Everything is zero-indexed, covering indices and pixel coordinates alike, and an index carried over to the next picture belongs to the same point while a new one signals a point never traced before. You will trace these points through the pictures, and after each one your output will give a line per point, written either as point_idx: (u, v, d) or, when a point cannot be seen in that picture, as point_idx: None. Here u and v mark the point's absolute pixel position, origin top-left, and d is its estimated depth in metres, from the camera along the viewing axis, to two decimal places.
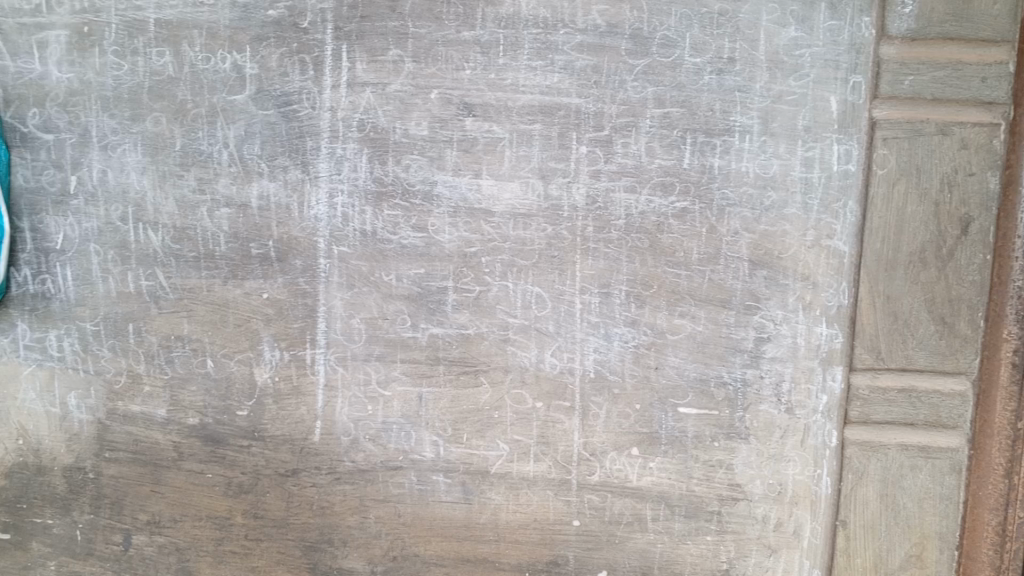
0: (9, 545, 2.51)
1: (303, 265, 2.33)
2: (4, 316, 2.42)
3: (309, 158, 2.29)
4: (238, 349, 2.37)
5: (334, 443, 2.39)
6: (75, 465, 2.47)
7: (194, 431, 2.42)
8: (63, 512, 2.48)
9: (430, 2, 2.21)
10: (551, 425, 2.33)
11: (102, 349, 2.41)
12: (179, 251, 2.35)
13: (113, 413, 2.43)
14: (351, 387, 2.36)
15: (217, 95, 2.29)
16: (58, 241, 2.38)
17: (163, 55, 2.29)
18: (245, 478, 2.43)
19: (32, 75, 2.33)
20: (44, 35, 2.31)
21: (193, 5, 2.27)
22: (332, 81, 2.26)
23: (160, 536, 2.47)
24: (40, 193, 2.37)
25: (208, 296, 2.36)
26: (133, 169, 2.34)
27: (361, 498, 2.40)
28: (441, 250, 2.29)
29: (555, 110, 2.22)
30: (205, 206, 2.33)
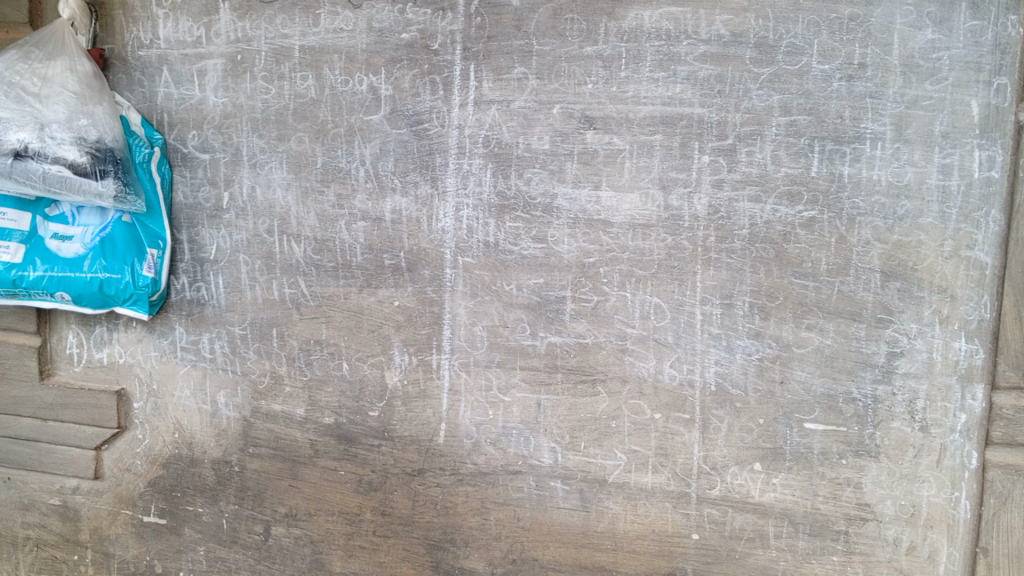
0: (165, 529, 2.76)
1: (430, 274, 2.44)
2: (165, 320, 2.67)
3: (437, 173, 2.40)
4: (370, 353, 2.51)
5: (457, 445, 2.48)
6: (223, 458, 2.68)
7: (329, 430, 2.57)
8: (212, 501, 2.71)
9: (554, 20, 2.27)
10: (670, 438, 2.32)
11: (248, 351, 2.61)
12: (318, 261, 2.52)
13: (258, 411, 2.63)
14: (473, 392, 2.45)
15: (354, 115, 2.45)
16: (212, 251, 2.61)
17: (307, 79, 2.47)
18: (375, 476, 2.56)
19: (192, 100, 2.57)
20: (203, 64, 2.54)
21: (334, 32, 2.43)
22: (460, 100, 2.36)
23: (297, 528, 2.64)
24: (197, 208, 2.61)
25: (344, 303, 2.51)
26: (279, 185, 2.53)
27: (482, 501, 2.47)
28: (560, 260, 2.34)
29: (677, 121, 2.22)
30: (343, 219, 2.49)
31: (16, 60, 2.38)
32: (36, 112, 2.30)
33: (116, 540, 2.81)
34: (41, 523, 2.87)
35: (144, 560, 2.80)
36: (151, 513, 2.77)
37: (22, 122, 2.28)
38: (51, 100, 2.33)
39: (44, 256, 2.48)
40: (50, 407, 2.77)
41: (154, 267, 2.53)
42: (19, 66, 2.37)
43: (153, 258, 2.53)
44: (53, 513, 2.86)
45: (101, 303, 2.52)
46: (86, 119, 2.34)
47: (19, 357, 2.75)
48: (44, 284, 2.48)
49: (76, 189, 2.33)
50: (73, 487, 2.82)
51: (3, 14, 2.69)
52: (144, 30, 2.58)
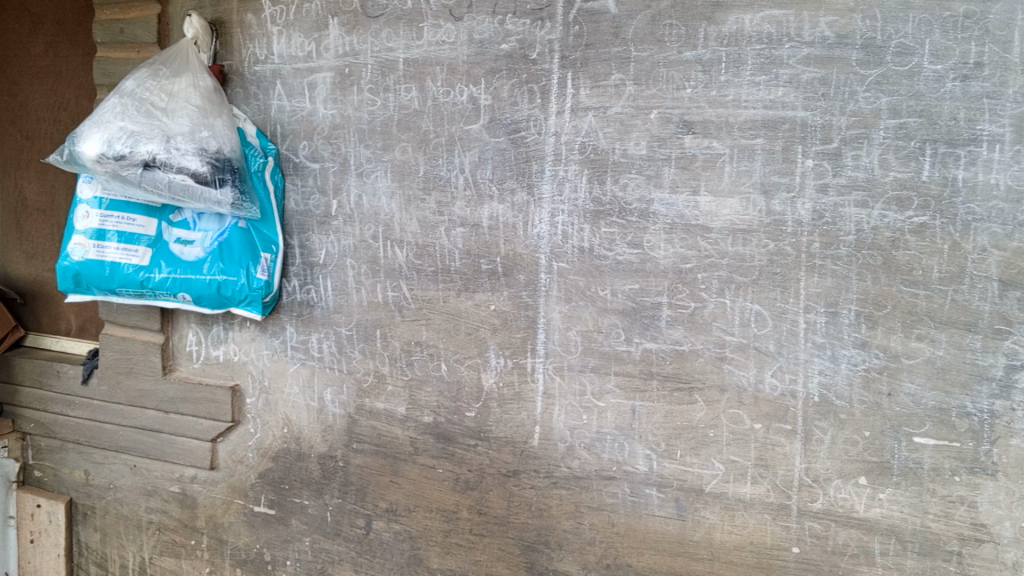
0: (274, 519, 2.92)
1: (526, 279, 2.48)
2: (277, 320, 2.83)
3: (534, 181, 2.44)
4: (468, 355, 2.58)
5: (551, 448, 2.51)
6: (328, 453, 2.81)
7: (428, 429, 2.66)
8: (317, 495, 2.84)
9: (652, 25, 2.27)
10: (770, 448, 2.28)
11: (353, 352, 2.73)
12: (420, 266, 2.61)
13: (361, 409, 2.74)
14: (568, 396, 2.47)
15: (455, 125, 2.52)
16: (321, 256, 2.74)
17: (410, 90, 2.56)
18: (471, 475, 2.62)
19: (303, 112, 2.72)
20: (314, 78, 2.69)
21: (436, 44, 2.52)
22: (557, 108, 2.40)
23: (396, 524, 2.73)
24: (307, 214, 2.75)
25: (443, 306, 2.59)
26: (384, 193, 2.63)
27: (576, 504, 2.49)
28: (657, 266, 2.33)
29: (779, 124, 2.18)
30: (443, 225, 2.56)
31: (146, 78, 2.58)
32: (163, 125, 2.47)
33: (229, 527, 3.00)
34: (162, 509, 3.11)
35: (254, 548, 2.96)
36: (262, 504, 2.93)
37: (150, 135, 2.45)
38: (176, 114, 2.51)
39: (169, 259, 2.67)
40: (171, 401, 2.99)
41: (268, 270, 2.68)
42: (149, 83, 2.57)
43: (266, 261, 2.68)
44: (173, 500, 3.08)
45: (219, 303, 2.69)
46: (207, 131, 2.51)
47: (145, 352, 3.01)
48: (168, 285, 2.66)
49: (198, 198, 2.49)
50: (191, 476, 3.03)
51: (135, 35, 2.92)
52: (261, 47, 2.76)
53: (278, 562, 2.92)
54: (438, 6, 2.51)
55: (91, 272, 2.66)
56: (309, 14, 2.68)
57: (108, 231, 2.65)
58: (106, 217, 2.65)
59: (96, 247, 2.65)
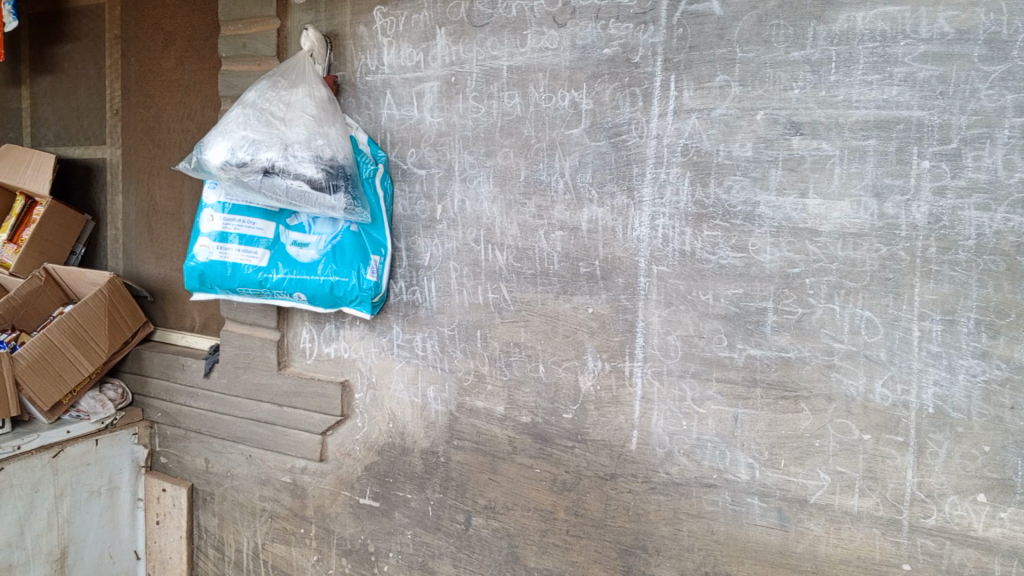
0: (378, 511, 3.04)
1: (625, 282, 2.49)
2: (384, 319, 2.95)
3: (635, 184, 2.45)
4: (566, 357, 2.61)
5: (649, 453, 2.50)
6: (430, 448, 2.90)
7: (526, 429, 2.70)
8: (420, 489, 2.94)
9: (759, 26, 2.24)
10: (880, 460, 2.19)
11: (455, 351, 2.81)
12: (520, 268, 2.66)
13: (462, 407, 2.82)
14: (667, 402, 2.46)
15: (556, 130, 2.56)
16: (425, 258, 2.84)
17: (513, 97, 2.62)
18: (569, 477, 2.64)
19: (411, 120, 2.83)
20: (422, 87, 2.80)
21: (539, 51, 2.57)
22: (659, 110, 2.40)
23: (495, 521, 2.79)
24: (414, 218, 2.86)
25: (542, 308, 2.64)
26: (486, 197, 2.71)
27: (674, 510, 2.48)
28: (762, 271, 2.29)
29: (892, 124, 2.10)
30: (543, 229, 2.61)
31: (267, 90, 2.76)
32: (282, 134, 2.63)
33: (336, 517, 3.14)
34: (275, 497, 3.29)
35: (359, 539, 3.09)
36: (367, 496, 3.06)
37: (270, 144, 2.60)
38: (294, 123, 2.66)
39: (286, 261, 2.83)
40: (285, 395, 3.16)
41: (376, 272, 2.80)
42: (269, 94, 2.74)
43: (375, 263, 2.81)
44: (285, 489, 3.26)
45: (331, 302, 2.83)
46: (322, 139, 2.65)
47: (262, 348, 3.21)
48: (285, 285, 2.82)
49: (313, 203, 2.61)
50: (302, 467, 3.20)
51: (256, 49, 3.11)
52: (372, 58, 2.90)
53: (382, 553, 3.04)
54: (542, 13, 2.56)
55: (214, 271, 2.85)
56: (417, 25, 2.79)
57: (230, 234, 2.83)
58: (229, 221, 2.84)
59: (219, 248, 2.84)
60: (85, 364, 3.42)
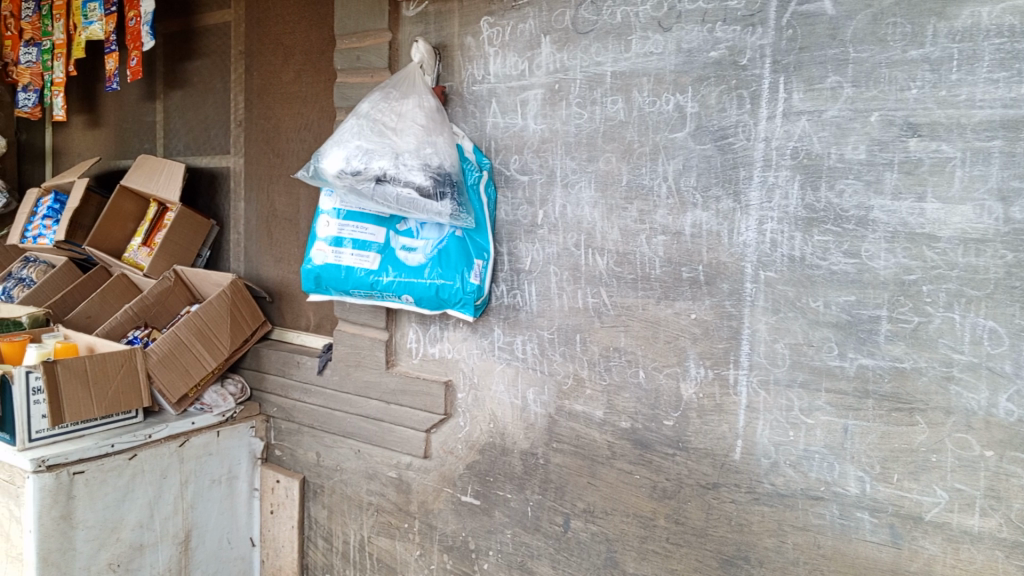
0: (479, 509, 3.11)
1: (730, 288, 2.46)
2: (486, 322, 3.03)
3: (741, 188, 2.42)
4: (667, 363, 2.61)
5: (754, 463, 2.46)
6: (529, 450, 2.96)
7: (626, 434, 2.71)
8: (519, 489, 2.99)
9: (874, 25, 2.18)
10: (1004, 479, 2.07)
11: (555, 354, 2.86)
12: (620, 273, 2.68)
13: (562, 410, 2.86)
14: (773, 411, 2.41)
15: (660, 133, 2.56)
16: (527, 263, 2.91)
17: (617, 102, 2.65)
18: (669, 484, 2.63)
19: (515, 127, 2.90)
20: (526, 95, 2.87)
21: (644, 56, 2.58)
22: (767, 113, 2.36)
23: (594, 525, 2.81)
24: (516, 223, 2.93)
25: (643, 313, 2.64)
26: (587, 203, 2.74)
27: (779, 522, 2.43)
28: (875, 277, 2.22)
29: (1020, 124, 1.99)
30: (645, 233, 2.61)
31: (379, 101, 2.89)
32: (393, 144, 2.75)
33: (439, 514, 3.24)
34: (381, 492, 3.43)
35: (460, 535, 3.18)
36: (468, 494, 3.14)
37: (382, 153, 2.72)
38: (404, 133, 2.78)
39: (395, 264, 2.94)
40: (392, 393, 3.30)
41: (480, 275, 2.89)
42: (381, 105, 2.87)
43: (478, 267, 2.89)
44: (390, 484, 3.39)
45: (436, 305, 2.93)
46: (430, 148, 2.75)
47: (371, 347, 3.35)
48: (393, 287, 2.94)
49: (422, 209, 2.71)
50: (407, 463, 3.32)
51: (369, 61, 3.26)
52: (479, 68, 2.99)
53: (482, 551, 3.11)
54: (647, 18, 2.57)
55: (329, 274, 3.00)
56: (523, 34, 2.86)
57: (344, 238, 2.98)
58: (343, 226, 2.99)
59: (334, 252, 2.99)
60: (209, 360, 3.68)
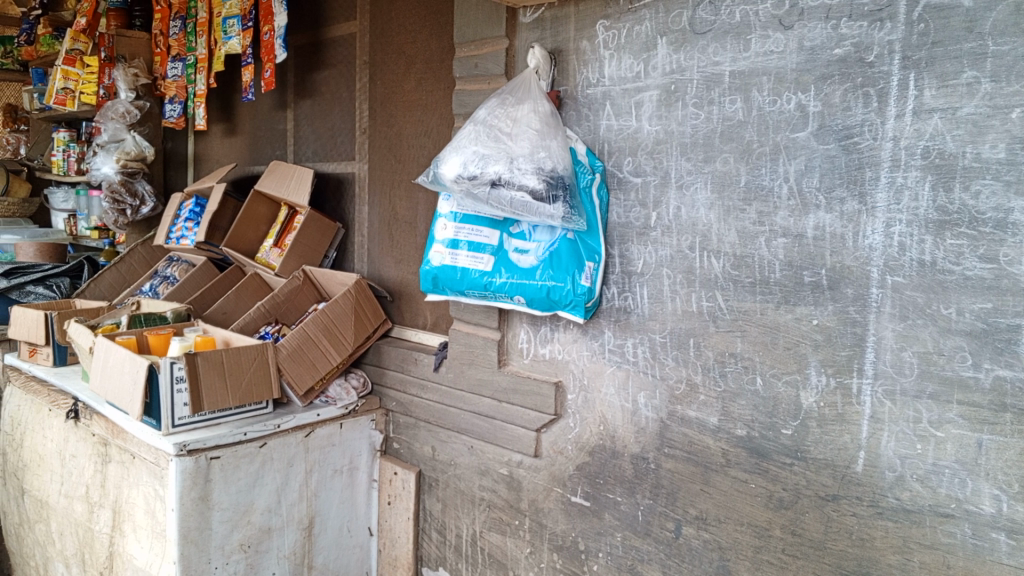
0: (589, 511, 3.14)
1: (854, 293, 2.39)
2: (597, 324, 3.07)
3: (867, 189, 2.34)
4: (786, 370, 2.55)
5: (877, 476, 2.37)
6: (640, 454, 2.96)
7: (741, 442, 2.67)
8: (630, 493, 3.00)
9: (1016, 15, 2.06)
10: None
11: (667, 358, 2.85)
12: (737, 276, 2.65)
13: (674, 414, 2.85)
14: (899, 422, 2.31)
15: (781, 134, 2.51)
16: (639, 265, 2.92)
17: (735, 102, 2.61)
18: (786, 494, 2.57)
19: (629, 130, 2.92)
20: (641, 96, 2.88)
21: (764, 55, 2.54)
22: (896, 111, 2.27)
23: (706, 532, 2.78)
24: (628, 226, 2.95)
25: (760, 318, 2.60)
26: (703, 204, 2.72)
27: (905, 539, 2.33)
28: (1014, 284, 2.09)
29: None
30: (764, 236, 2.57)
31: (496, 107, 2.98)
32: (508, 148, 2.82)
33: (549, 513, 3.29)
34: (492, 488, 3.52)
35: (570, 536, 3.22)
36: (578, 495, 3.18)
37: (497, 158, 2.80)
38: (519, 138, 2.85)
39: (508, 266, 3.02)
40: (504, 391, 3.38)
41: (591, 277, 2.93)
42: (498, 111, 2.96)
43: (590, 269, 2.93)
44: (502, 481, 3.48)
45: (548, 306, 2.98)
46: (544, 152, 2.81)
47: (484, 346, 3.45)
48: (506, 288, 3.01)
49: (535, 212, 2.78)
50: (518, 461, 3.40)
51: (486, 68, 3.36)
52: (593, 71, 3.03)
53: (592, 552, 3.14)
54: (767, 17, 2.53)
55: (445, 275, 3.12)
56: (639, 36, 2.87)
57: (460, 241, 3.08)
58: (460, 229, 3.09)
59: (451, 254, 3.10)
60: (333, 355, 3.89)
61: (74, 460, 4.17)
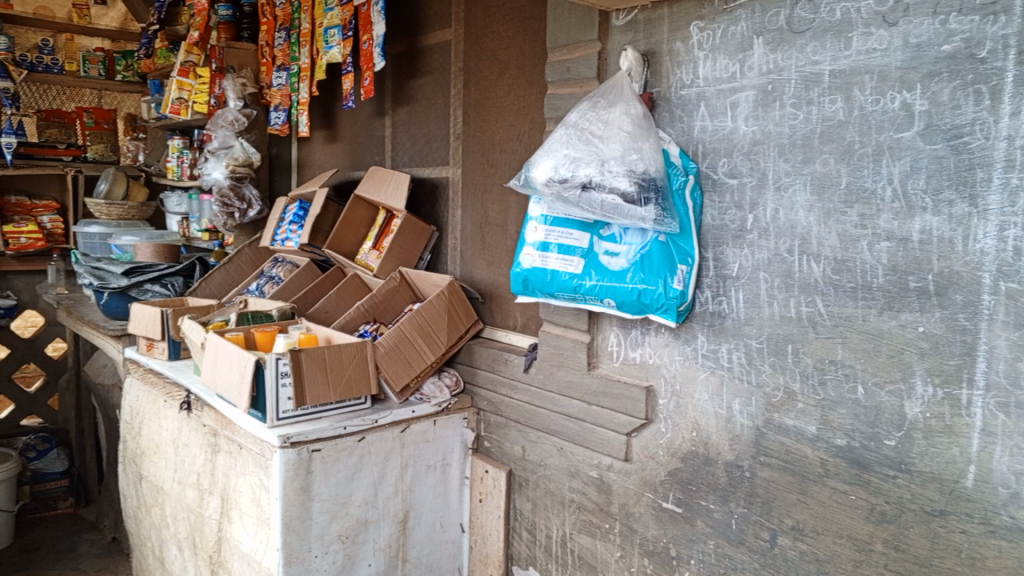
0: (681, 517, 3.13)
1: (964, 300, 2.29)
2: (689, 328, 3.05)
3: (979, 191, 2.24)
4: (890, 379, 2.47)
5: (989, 492, 2.26)
6: (735, 462, 2.93)
7: (841, 452, 2.61)
8: (723, 501, 2.97)
9: None
10: None
11: (764, 365, 2.81)
12: (837, 281, 2.58)
13: (770, 422, 2.80)
14: (1013, 436, 2.20)
15: (884, 134, 2.43)
16: (734, 269, 2.89)
17: (836, 101, 2.55)
18: (889, 507, 2.49)
19: (725, 130, 2.89)
20: (737, 97, 2.85)
21: (866, 53, 2.47)
22: (1011, 108, 2.16)
23: (802, 543, 2.73)
24: (723, 228, 2.92)
25: (862, 324, 2.53)
26: (801, 207, 2.67)
27: (1019, 560, 2.21)
28: None
29: None
30: (866, 239, 2.50)
31: (588, 110, 3.00)
32: (599, 151, 2.85)
33: (640, 518, 3.29)
34: (583, 491, 3.55)
35: (661, 541, 3.21)
36: (670, 501, 3.17)
37: (588, 160, 2.83)
38: (610, 140, 2.87)
39: (598, 269, 3.04)
40: (594, 394, 3.40)
41: (683, 281, 2.92)
42: (590, 114, 2.98)
43: (682, 272, 2.92)
44: (592, 484, 3.50)
45: (639, 309, 2.99)
46: (636, 154, 2.82)
47: (574, 349, 3.48)
48: (596, 291, 3.03)
49: (626, 215, 2.79)
50: (608, 465, 3.41)
51: (578, 72, 3.39)
52: (687, 72, 3.01)
53: (683, 558, 3.13)
54: (870, 13, 2.45)
55: (536, 277, 3.17)
56: (734, 37, 2.84)
57: (550, 243, 3.13)
58: (550, 231, 3.14)
59: (541, 256, 3.15)
60: (427, 354, 4.01)
61: (187, 450, 4.46)
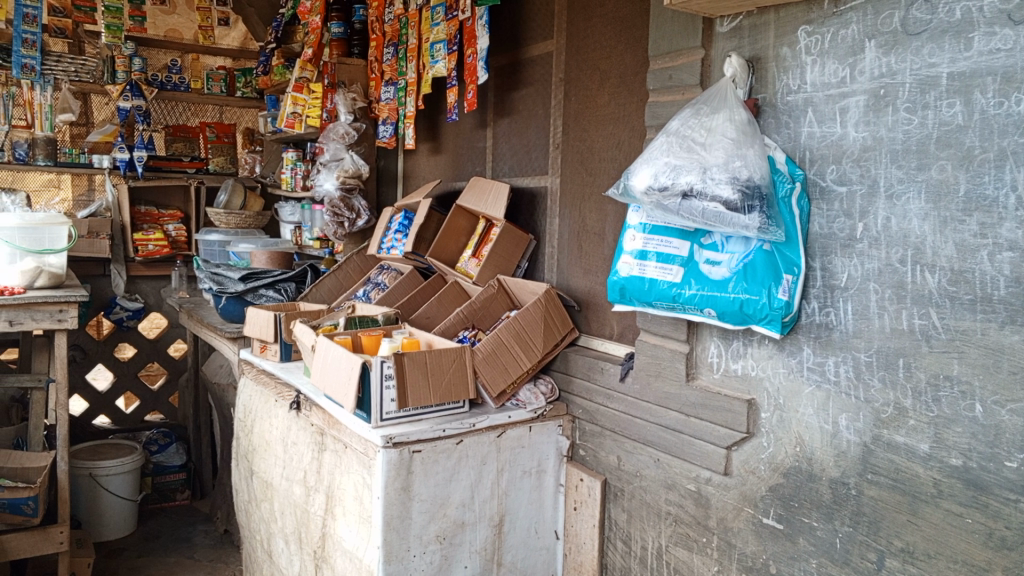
0: (782, 534, 3.06)
1: None
2: (794, 340, 2.99)
3: None
4: (1012, 398, 2.35)
5: None
6: (840, 478, 2.84)
7: (956, 472, 2.49)
8: (827, 519, 2.89)
9: None
10: None
11: (872, 379, 2.72)
12: (955, 292, 2.48)
13: (879, 439, 2.71)
14: None
15: (1008, 138, 2.33)
16: (842, 279, 2.81)
17: (954, 105, 2.45)
18: (1009, 533, 2.37)
19: (834, 137, 2.83)
20: (846, 102, 2.78)
21: (989, 53, 2.37)
22: None
23: (913, 567, 2.63)
24: (831, 237, 2.85)
25: (981, 339, 2.41)
26: (916, 215, 2.58)
27: None
28: None
29: None
30: (986, 249, 2.39)
31: (690, 117, 2.99)
32: (701, 158, 2.83)
33: (738, 533, 3.24)
34: (679, 503, 3.53)
35: (761, 557, 3.15)
36: (770, 517, 3.11)
37: (690, 168, 2.83)
38: (713, 147, 2.85)
39: (698, 277, 3.03)
40: (692, 406, 3.38)
41: (788, 291, 2.86)
42: (692, 121, 2.97)
43: (787, 282, 2.86)
44: (689, 496, 3.47)
45: (740, 320, 2.95)
46: (739, 161, 2.79)
47: (672, 359, 3.47)
48: (696, 300, 3.02)
49: (728, 223, 2.78)
50: (707, 478, 3.37)
51: (680, 79, 3.39)
52: (794, 78, 2.96)
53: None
54: (993, 12, 2.35)
55: (633, 286, 3.18)
56: (844, 41, 2.78)
57: (649, 252, 3.14)
58: (648, 240, 3.15)
59: (639, 265, 3.17)
60: (525, 360, 4.09)
61: (295, 447, 4.70)
